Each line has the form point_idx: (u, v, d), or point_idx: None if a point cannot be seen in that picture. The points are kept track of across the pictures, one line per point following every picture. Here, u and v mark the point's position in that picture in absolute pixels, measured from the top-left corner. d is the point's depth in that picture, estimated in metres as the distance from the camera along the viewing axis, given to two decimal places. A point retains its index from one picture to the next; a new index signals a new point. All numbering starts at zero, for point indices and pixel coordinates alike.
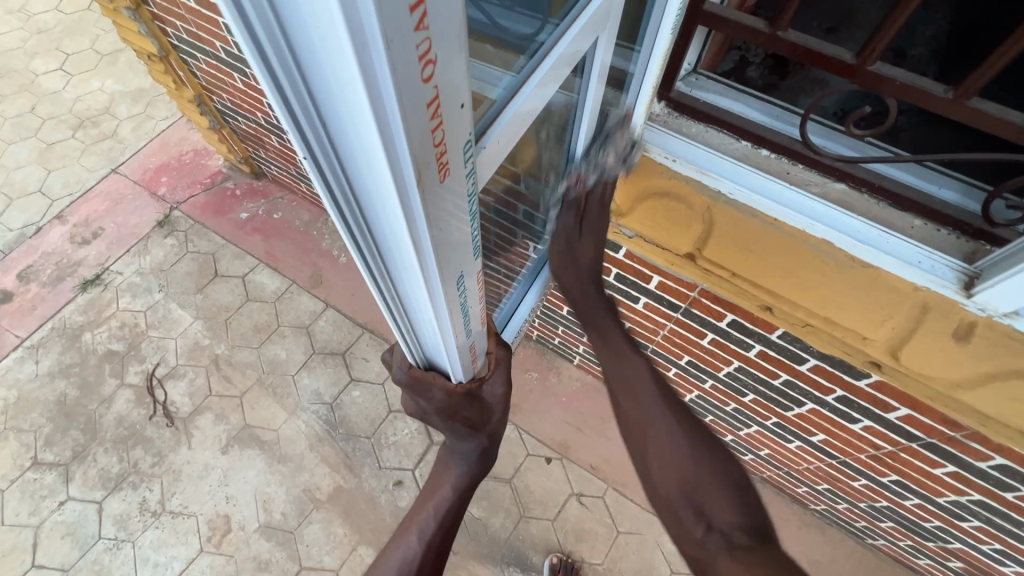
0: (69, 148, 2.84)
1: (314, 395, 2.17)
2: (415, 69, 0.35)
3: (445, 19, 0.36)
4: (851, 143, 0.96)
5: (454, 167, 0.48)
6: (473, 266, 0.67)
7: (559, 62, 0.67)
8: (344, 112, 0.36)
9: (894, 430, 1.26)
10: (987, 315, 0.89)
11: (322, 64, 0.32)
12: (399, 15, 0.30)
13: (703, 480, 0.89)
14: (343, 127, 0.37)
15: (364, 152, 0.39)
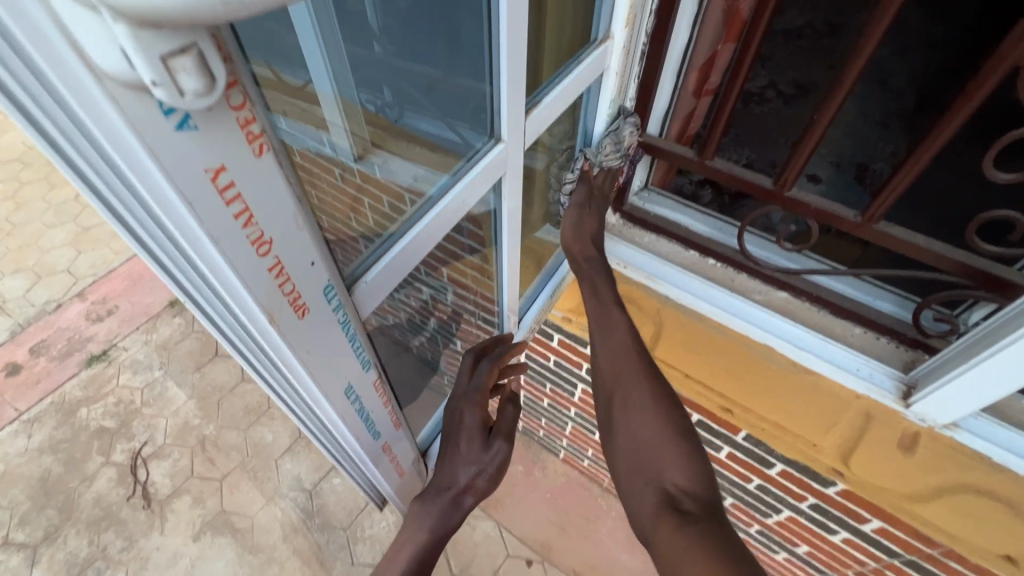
0: (101, 232, 3.09)
1: (295, 481, 2.15)
2: (244, 245, 0.42)
3: (282, 212, 0.44)
4: (789, 256, 1.04)
5: (316, 308, 0.54)
6: (368, 381, 0.71)
7: (446, 212, 0.73)
8: (186, 276, 0.43)
9: (873, 544, 1.19)
10: (928, 426, 0.90)
11: (163, 249, 0.40)
12: (221, 217, 0.39)
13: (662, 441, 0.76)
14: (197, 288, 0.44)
15: (218, 300, 0.46)
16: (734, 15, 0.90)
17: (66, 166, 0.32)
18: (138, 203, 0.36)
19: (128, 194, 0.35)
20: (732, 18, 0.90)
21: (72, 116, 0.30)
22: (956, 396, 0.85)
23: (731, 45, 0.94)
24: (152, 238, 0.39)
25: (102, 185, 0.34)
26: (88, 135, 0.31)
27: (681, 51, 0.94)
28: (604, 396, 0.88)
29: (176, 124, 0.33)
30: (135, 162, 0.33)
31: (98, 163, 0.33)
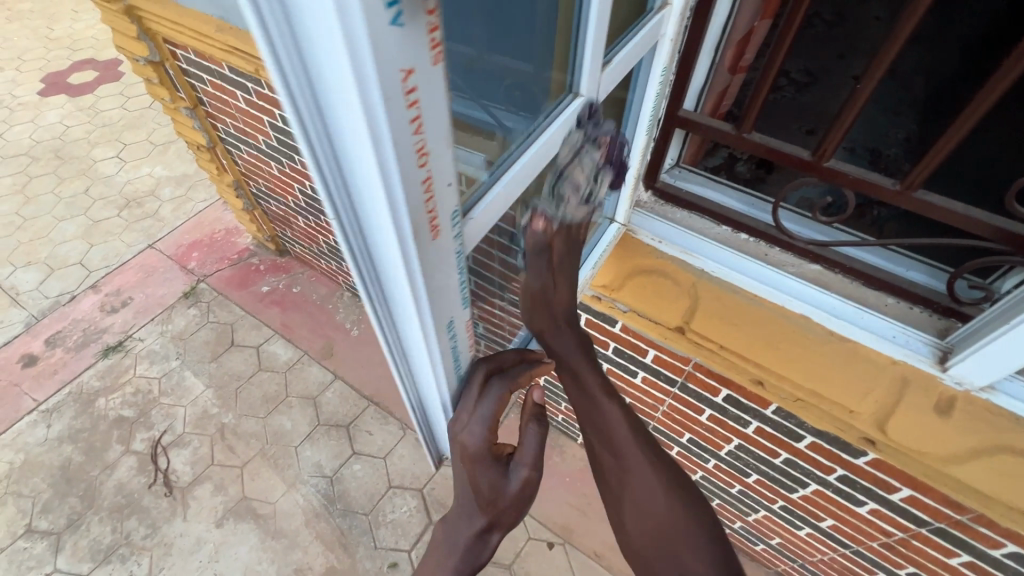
0: (112, 225, 3.08)
1: (315, 468, 2.16)
2: (410, 153, 0.46)
3: (438, 125, 0.48)
4: (821, 229, 1.06)
5: (445, 231, 0.58)
6: (463, 318, 0.75)
7: (515, 180, 0.72)
8: (350, 172, 0.47)
9: (901, 514, 1.22)
10: (965, 389, 0.94)
11: (339, 138, 0.44)
12: (402, 123, 0.43)
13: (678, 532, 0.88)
14: (352, 184, 0.49)
15: (371, 205, 0.50)
16: None
17: (277, 44, 0.37)
18: (335, 95, 0.40)
19: (330, 79, 0.39)
20: None
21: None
22: (991, 360, 0.87)
23: (767, 21, 0.97)
24: (332, 128, 0.43)
25: (310, 64, 0.39)
26: (317, 20, 0.35)
27: (720, 29, 0.95)
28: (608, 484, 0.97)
29: (394, 21, 0.37)
30: (355, 52, 0.36)
31: (303, 44, 0.38)
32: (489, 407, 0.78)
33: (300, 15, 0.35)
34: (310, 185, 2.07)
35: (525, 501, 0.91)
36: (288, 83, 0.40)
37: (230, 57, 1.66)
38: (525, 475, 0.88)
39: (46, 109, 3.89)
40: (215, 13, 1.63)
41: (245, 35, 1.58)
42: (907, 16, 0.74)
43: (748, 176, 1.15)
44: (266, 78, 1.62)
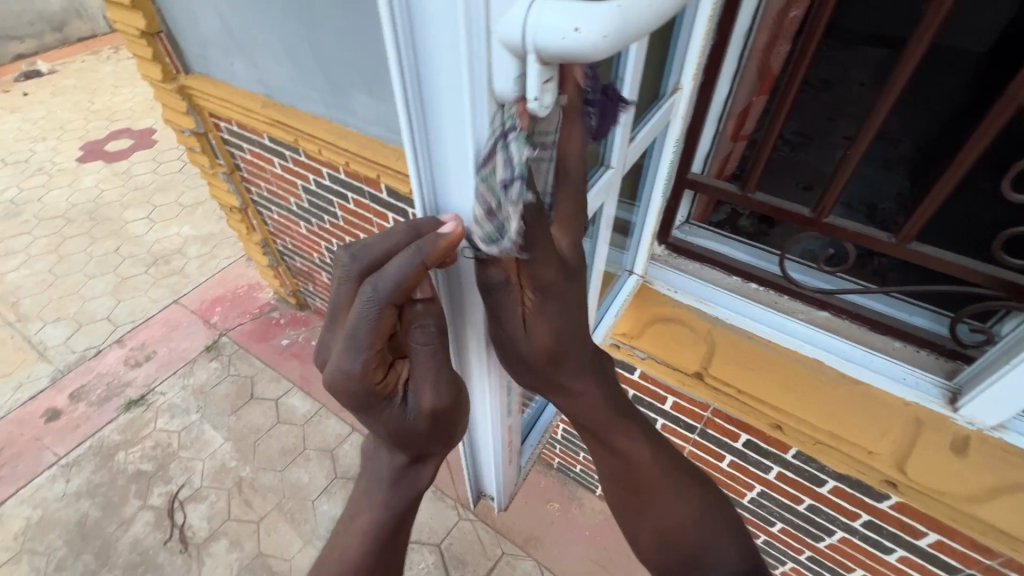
0: (140, 282, 3.21)
1: (332, 522, 2.14)
2: None
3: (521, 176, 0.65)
4: (826, 278, 1.14)
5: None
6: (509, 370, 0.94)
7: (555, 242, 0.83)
8: (440, 153, 0.58)
9: (932, 561, 1.22)
10: (977, 428, 0.98)
11: (436, 124, 0.55)
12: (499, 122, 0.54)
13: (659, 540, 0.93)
14: (439, 166, 0.60)
15: (458, 195, 0.61)
16: (767, 71, 1.05)
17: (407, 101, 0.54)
18: (444, 144, 0.57)
19: (439, 132, 0.56)
20: (765, 74, 1.05)
21: (447, 87, 0.51)
22: (999, 396, 0.92)
23: (764, 97, 1.09)
24: (434, 117, 0.55)
25: (423, 68, 0.51)
26: (441, 33, 0.46)
27: (723, 101, 1.08)
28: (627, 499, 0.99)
29: (503, 121, 0.54)
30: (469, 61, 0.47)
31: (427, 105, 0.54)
32: (356, 322, 0.63)
33: (430, 68, 0.50)
34: (336, 242, 2.18)
35: (440, 427, 0.78)
36: (407, 83, 0.52)
37: (272, 129, 1.81)
38: (426, 402, 0.73)
39: (84, 174, 4.14)
40: (260, 91, 1.80)
41: (289, 110, 1.73)
42: (886, 97, 0.87)
43: (751, 230, 1.25)
44: (304, 147, 1.76)
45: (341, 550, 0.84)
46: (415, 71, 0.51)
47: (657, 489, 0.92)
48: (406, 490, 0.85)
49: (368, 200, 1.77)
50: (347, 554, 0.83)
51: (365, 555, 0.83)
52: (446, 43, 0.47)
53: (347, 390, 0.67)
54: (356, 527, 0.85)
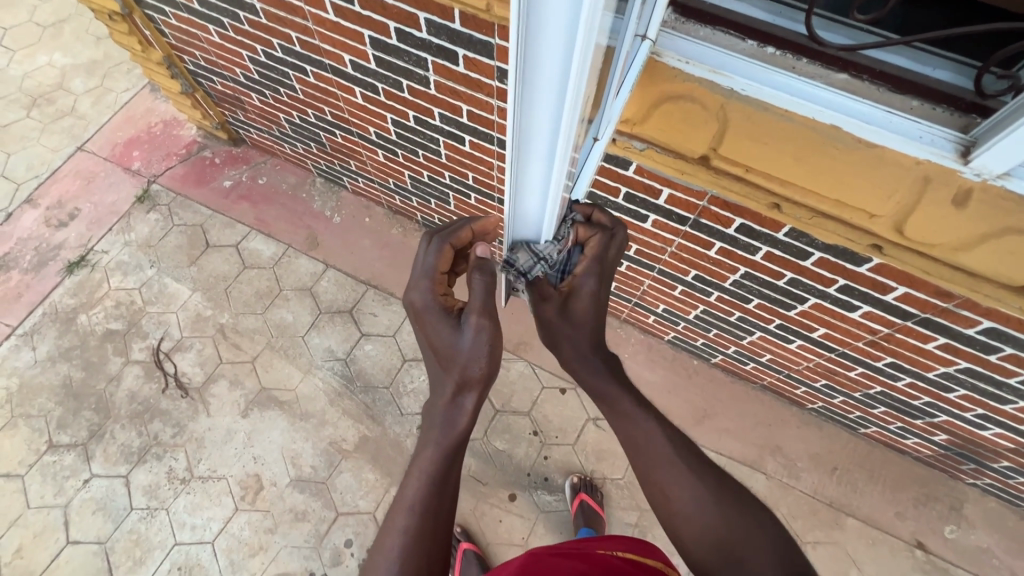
0: (26, 129, 2.67)
1: (328, 352, 2.19)
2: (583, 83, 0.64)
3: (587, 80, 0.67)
4: (849, 32, 1.02)
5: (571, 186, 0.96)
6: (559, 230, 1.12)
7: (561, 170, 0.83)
8: (530, 156, 0.81)
9: (892, 311, 1.36)
10: (982, 180, 0.96)
11: (531, 139, 0.77)
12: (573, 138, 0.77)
13: (682, 484, 0.97)
14: (524, 178, 0.87)
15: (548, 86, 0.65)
16: None
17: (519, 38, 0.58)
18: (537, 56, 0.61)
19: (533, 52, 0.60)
20: None
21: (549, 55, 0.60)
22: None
23: None
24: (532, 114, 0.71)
25: (530, 99, 0.69)
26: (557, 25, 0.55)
27: None
28: (639, 454, 1.02)
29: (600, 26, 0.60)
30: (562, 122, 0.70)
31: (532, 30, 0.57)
32: (429, 256, 1.03)
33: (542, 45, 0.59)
34: (261, 50, 1.80)
35: (488, 351, 0.99)
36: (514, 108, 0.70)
37: None
38: (474, 321, 0.98)
39: None
40: None
41: None
42: None
43: None
44: None
45: (405, 486, 0.96)
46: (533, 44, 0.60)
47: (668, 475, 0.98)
48: (449, 425, 0.99)
49: None
50: (408, 491, 0.95)
51: (422, 491, 0.94)
52: (556, 70, 0.62)
53: (426, 300, 1.03)
54: (411, 482, 0.96)
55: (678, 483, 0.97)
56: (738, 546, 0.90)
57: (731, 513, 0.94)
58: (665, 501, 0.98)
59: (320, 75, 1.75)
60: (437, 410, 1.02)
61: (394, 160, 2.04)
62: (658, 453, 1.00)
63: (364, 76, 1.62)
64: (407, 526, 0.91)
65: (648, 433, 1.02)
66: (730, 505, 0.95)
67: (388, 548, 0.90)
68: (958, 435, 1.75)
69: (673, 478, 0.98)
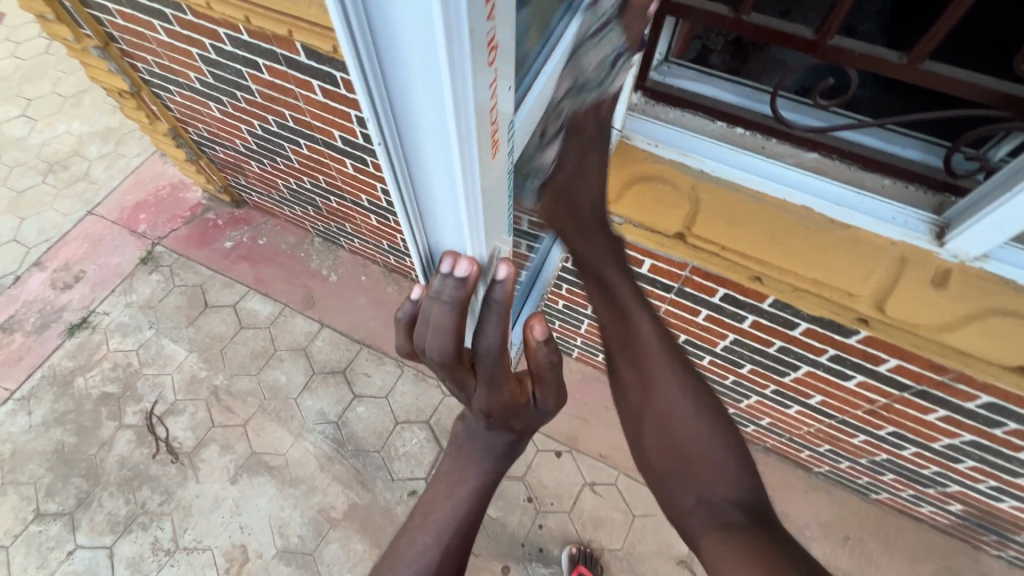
0: (40, 195, 2.78)
1: (319, 415, 2.17)
2: (480, 68, 0.43)
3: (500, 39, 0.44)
4: (817, 114, 1.03)
5: (503, 148, 0.55)
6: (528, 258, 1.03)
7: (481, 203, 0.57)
8: (429, 194, 0.56)
9: (887, 382, 1.32)
10: (960, 261, 0.97)
11: (412, 119, 0.46)
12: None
13: (677, 423, 0.92)
14: (408, 113, 0.46)
15: (424, 90, 0.42)
16: None
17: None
18: (386, 35, 0.39)
19: (379, 30, 0.39)
20: None
21: (406, 35, 0.38)
22: (1004, 216, 0.87)
23: None
24: (413, 130, 0.48)
25: (402, 106, 0.45)
26: None
27: None
28: (626, 346, 0.97)
29: None
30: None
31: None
32: (463, 379, 0.76)
33: (387, 20, 0.38)
34: (258, 124, 1.87)
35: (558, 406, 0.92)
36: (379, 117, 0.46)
37: None
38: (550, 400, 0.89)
39: None
40: None
41: None
42: None
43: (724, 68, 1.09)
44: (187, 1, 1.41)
45: (443, 502, 0.99)
46: (366, 22, 0.38)
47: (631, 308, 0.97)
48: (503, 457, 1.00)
49: (286, 67, 1.47)
50: (446, 510, 0.98)
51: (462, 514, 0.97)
52: (426, 55, 0.39)
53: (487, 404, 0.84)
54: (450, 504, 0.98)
55: (661, 411, 0.94)
56: (699, 472, 0.90)
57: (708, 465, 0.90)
58: (639, 390, 0.96)
59: (313, 147, 1.81)
60: (474, 442, 0.99)
61: (387, 223, 2.08)
62: (649, 350, 0.96)
63: (354, 149, 1.67)
64: (429, 551, 0.94)
65: (639, 337, 0.96)
66: (728, 454, 0.91)
67: (416, 554, 0.94)
68: (974, 505, 1.65)
69: (669, 393, 0.94)
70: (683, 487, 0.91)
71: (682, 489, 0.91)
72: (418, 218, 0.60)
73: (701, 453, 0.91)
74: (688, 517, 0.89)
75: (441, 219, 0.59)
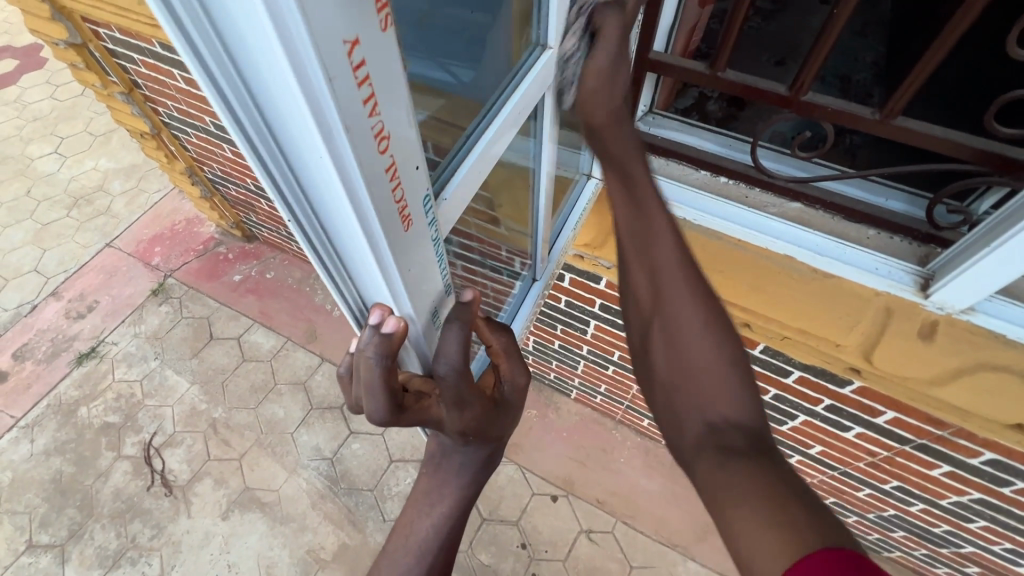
0: (63, 227, 2.91)
1: (314, 451, 2.16)
2: (369, 141, 0.43)
3: (396, 109, 0.45)
4: (801, 165, 1.04)
5: (417, 221, 0.57)
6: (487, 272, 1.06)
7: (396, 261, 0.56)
8: (343, 251, 0.55)
9: (886, 435, 1.27)
10: (947, 313, 0.96)
11: (310, 184, 0.46)
12: (351, 102, 0.39)
13: (683, 343, 0.71)
14: (314, 189, 0.47)
15: (311, 160, 0.43)
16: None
17: (209, 74, 0.36)
18: (269, 108, 0.39)
19: (263, 105, 0.39)
20: None
21: (285, 111, 0.38)
22: (988, 269, 0.86)
23: None
24: (310, 194, 0.48)
25: (297, 173, 0.45)
26: (268, 67, 0.35)
27: None
28: (637, 244, 0.77)
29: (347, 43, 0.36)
30: (287, 40, 0.32)
31: (248, 77, 0.37)
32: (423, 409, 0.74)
33: (264, 95, 0.38)
34: None
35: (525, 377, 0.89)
36: (278, 184, 0.46)
37: (161, 33, 1.53)
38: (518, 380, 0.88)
39: None
40: None
41: None
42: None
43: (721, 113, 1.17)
44: None
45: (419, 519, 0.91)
46: (248, 96, 0.39)
47: (654, 212, 0.77)
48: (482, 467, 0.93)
49: None
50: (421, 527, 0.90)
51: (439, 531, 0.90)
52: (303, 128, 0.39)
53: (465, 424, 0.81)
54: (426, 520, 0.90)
55: (669, 326, 0.73)
56: (698, 395, 0.67)
57: (712, 383, 0.68)
58: (651, 285, 0.76)
59: None
60: (450, 463, 0.90)
61: None
62: (660, 263, 0.75)
63: None
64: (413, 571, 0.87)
65: (653, 243, 0.76)
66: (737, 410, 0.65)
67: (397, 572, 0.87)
68: (992, 569, 1.55)
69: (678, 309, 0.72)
70: (684, 407, 0.69)
71: (680, 408, 0.69)
72: (343, 280, 0.60)
73: (705, 381, 0.68)
74: (681, 436, 0.68)
75: (362, 273, 0.59)
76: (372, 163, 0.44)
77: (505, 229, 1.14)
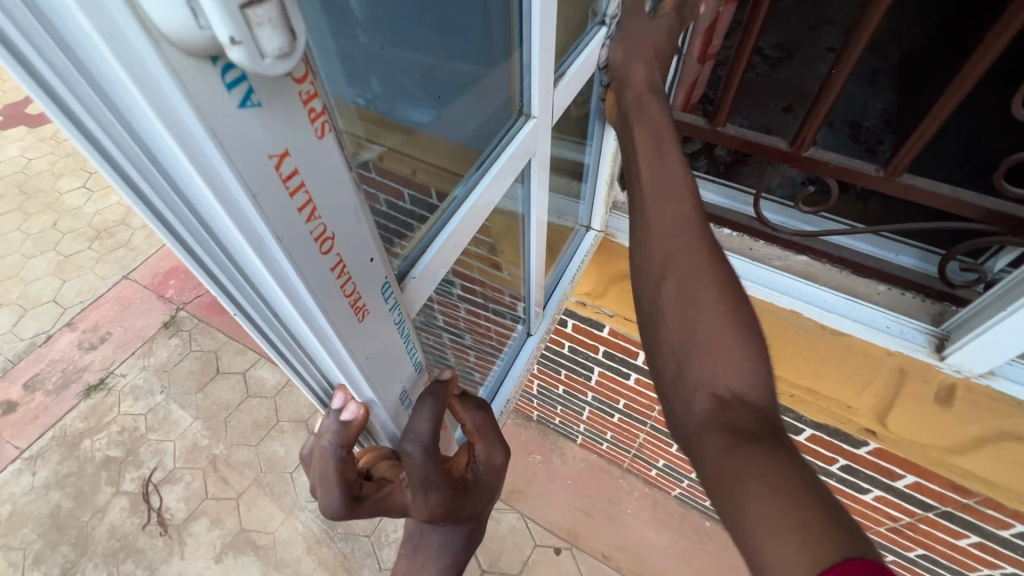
0: (84, 259, 2.99)
1: (313, 492, 2.11)
2: (309, 243, 0.42)
3: (340, 208, 0.44)
4: (806, 219, 1.02)
5: (373, 308, 0.56)
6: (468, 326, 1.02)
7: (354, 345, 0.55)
8: (305, 349, 0.53)
9: (907, 499, 1.20)
10: (965, 376, 0.92)
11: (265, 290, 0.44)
12: (285, 210, 0.38)
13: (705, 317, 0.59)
14: (268, 294, 0.45)
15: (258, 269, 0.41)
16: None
17: (151, 210, 0.34)
18: (212, 228, 0.38)
19: (209, 226, 0.38)
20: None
21: (226, 229, 0.37)
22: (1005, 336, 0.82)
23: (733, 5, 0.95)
24: (262, 298, 0.46)
25: (249, 283, 0.44)
26: (197, 189, 0.34)
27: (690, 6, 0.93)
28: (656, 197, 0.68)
29: (272, 155, 0.36)
30: (207, 168, 0.32)
31: (192, 205, 0.36)
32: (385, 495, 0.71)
33: (207, 217, 0.37)
34: None
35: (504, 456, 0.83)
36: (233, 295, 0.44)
37: None
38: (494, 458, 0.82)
39: (5, 142, 3.70)
40: None
41: None
42: (853, 43, 0.74)
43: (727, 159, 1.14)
44: None
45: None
46: (194, 222, 0.37)
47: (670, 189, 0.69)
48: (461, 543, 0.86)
49: None
50: None
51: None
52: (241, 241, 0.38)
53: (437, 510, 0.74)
54: None
55: (679, 290, 0.62)
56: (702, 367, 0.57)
57: (725, 353, 0.57)
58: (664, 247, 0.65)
59: None
60: (429, 542, 0.86)
61: None
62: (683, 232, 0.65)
63: None
64: None
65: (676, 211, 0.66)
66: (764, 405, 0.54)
67: None
68: None
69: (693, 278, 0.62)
70: (691, 379, 0.58)
71: (685, 382, 0.58)
72: (309, 376, 0.58)
73: (717, 363, 0.57)
74: (683, 412, 0.57)
75: (328, 366, 0.57)
76: (314, 258, 0.44)
77: (506, 275, 1.13)
